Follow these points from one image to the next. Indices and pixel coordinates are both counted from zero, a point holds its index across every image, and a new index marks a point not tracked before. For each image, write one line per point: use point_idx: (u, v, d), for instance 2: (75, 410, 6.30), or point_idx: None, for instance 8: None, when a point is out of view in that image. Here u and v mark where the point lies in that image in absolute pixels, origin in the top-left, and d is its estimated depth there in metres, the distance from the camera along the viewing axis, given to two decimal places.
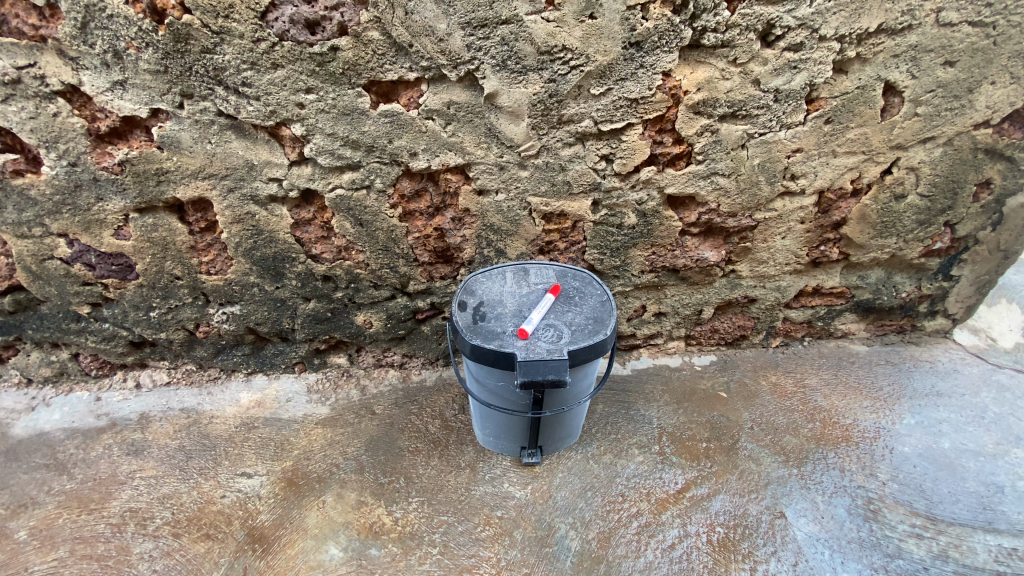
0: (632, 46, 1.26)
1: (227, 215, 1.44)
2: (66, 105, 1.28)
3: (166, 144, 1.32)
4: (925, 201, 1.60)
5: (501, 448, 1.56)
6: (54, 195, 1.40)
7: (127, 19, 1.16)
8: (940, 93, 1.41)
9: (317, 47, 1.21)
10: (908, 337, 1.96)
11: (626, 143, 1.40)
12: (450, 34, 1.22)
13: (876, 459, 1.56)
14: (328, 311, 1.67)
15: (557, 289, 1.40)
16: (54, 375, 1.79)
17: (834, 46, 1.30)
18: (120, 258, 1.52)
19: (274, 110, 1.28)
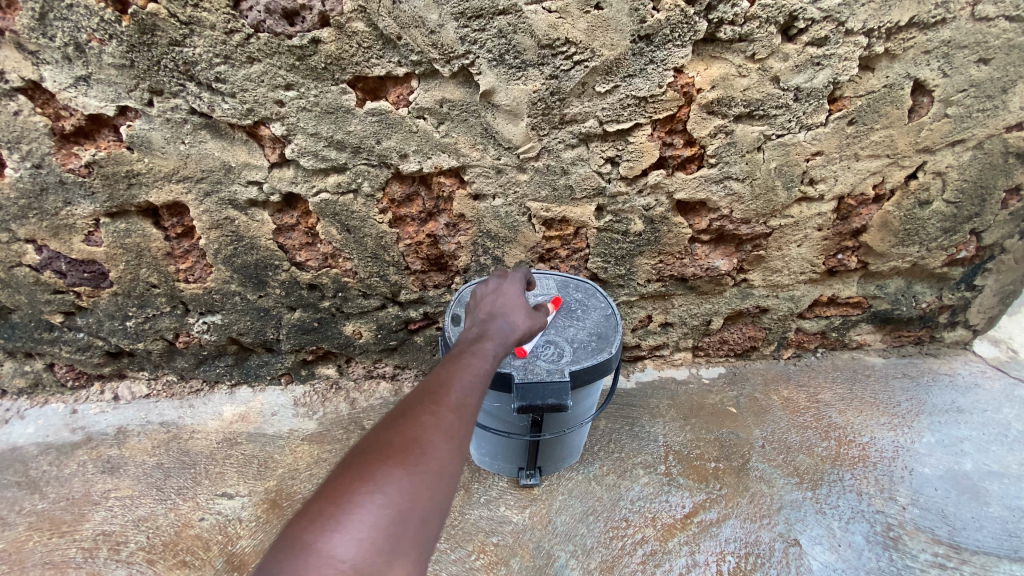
0: (642, 39, 1.16)
1: (205, 220, 1.34)
2: (28, 103, 1.18)
3: (136, 145, 1.22)
4: (952, 207, 1.50)
5: (498, 468, 1.48)
6: (19, 198, 1.30)
7: (88, 9, 1.06)
8: (973, 92, 1.31)
9: (297, 39, 1.10)
10: (926, 348, 1.86)
11: (633, 145, 1.30)
12: (443, 25, 1.12)
13: (894, 481, 1.47)
14: (314, 321, 1.57)
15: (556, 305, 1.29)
16: (28, 386, 1.70)
17: (862, 41, 1.19)
18: (92, 265, 1.43)
19: (252, 108, 1.18)
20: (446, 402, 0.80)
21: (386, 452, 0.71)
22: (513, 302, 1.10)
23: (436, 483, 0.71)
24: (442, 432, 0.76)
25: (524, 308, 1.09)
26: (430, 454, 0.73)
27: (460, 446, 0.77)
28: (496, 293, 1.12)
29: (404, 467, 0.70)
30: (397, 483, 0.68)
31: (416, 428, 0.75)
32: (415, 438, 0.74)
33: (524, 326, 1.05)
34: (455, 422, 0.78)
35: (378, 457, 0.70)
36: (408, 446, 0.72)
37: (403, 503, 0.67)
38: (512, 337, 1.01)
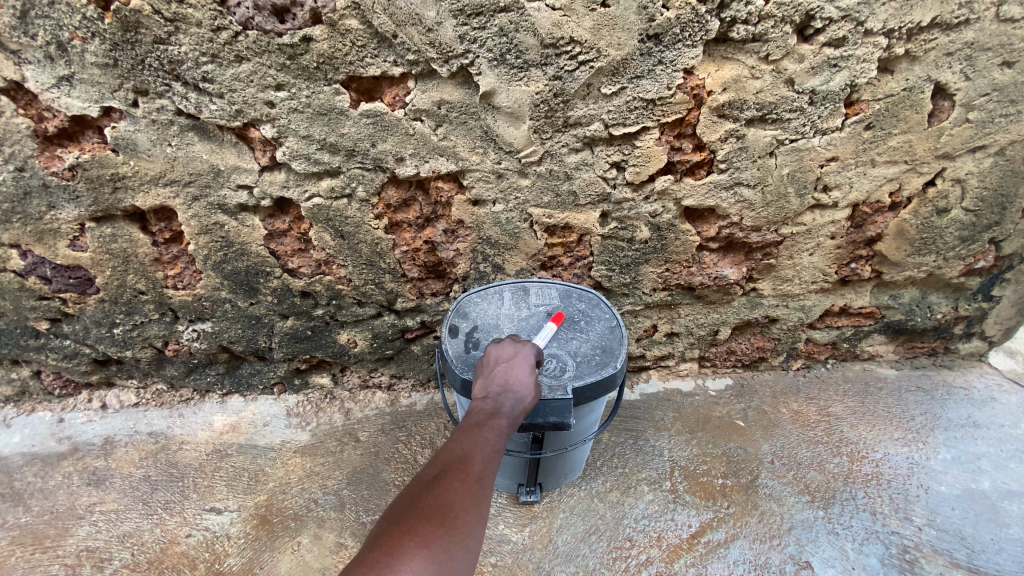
0: (650, 39, 1.10)
1: (193, 225, 1.29)
2: (10, 104, 1.13)
3: (121, 147, 1.17)
4: (971, 215, 1.44)
5: (497, 484, 1.42)
6: (1, 202, 1.25)
7: (70, 5, 1.01)
8: (996, 96, 1.25)
9: (288, 37, 1.05)
10: (940, 360, 1.80)
11: (640, 149, 1.25)
12: (441, 23, 1.06)
13: (909, 500, 1.41)
14: (308, 329, 1.52)
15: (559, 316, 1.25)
16: (14, 394, 1.65)
17: (882, 41, 1.14)
18: (78, 271, 1.38)
19: (241, 109, 1.13)
20: (474, 471, 0.81)
21: (428, 524, 0.72)
22: (523, 373, 1.00)
23: (470, 555, 0.73)
24: (474, 504, 0.77)
25: (533, 377, 0.99)
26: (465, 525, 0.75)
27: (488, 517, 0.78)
28: (508, 364, 1.02)
29: (444, 542, 0.72)
30: (438, 557, 0.70)
31: (452, 500, 0.76)
32: (450, 510, 0.75)
33: (535, 400, 0.96)
34: (484, 491, 0.80)
35: (421, 528, 0.72)
36: (445, 519, 0.74)
37: (444, 575, 0.69)
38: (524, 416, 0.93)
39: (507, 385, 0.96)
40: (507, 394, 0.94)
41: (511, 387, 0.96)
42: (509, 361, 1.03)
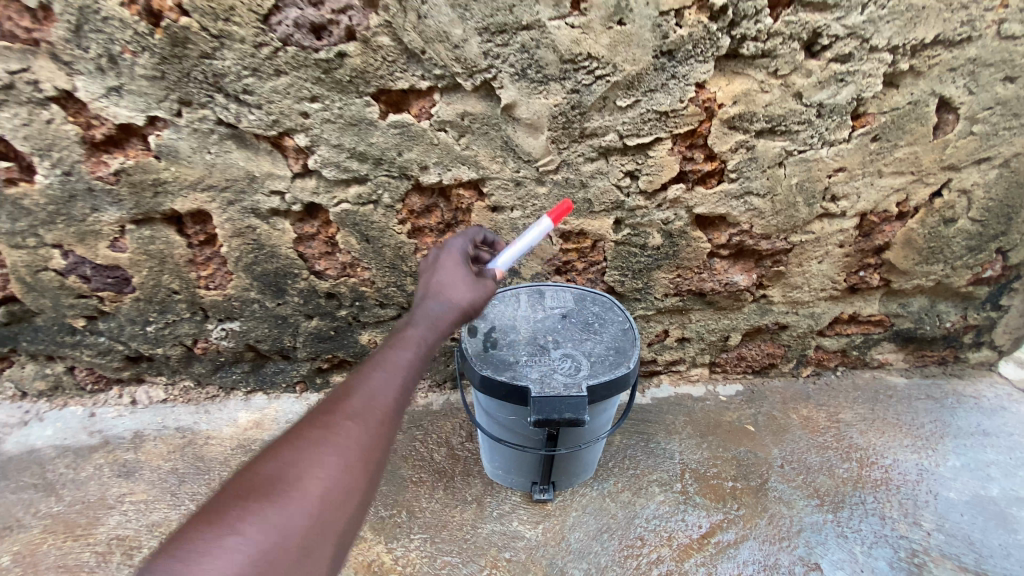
0: (664, 54, 1.16)
1: (227, 228, 1.36)
2: (61, 112, 1.21)
3: (163, 154, 1.25)
4: (977, 225, 1.47)
5: (511, 482, 1.46)
6: (48, 205, 1.33)
7: (124, 22, 1.09)
8: (1000, 110, 1.29)
9: (324, 52, 1.12)
10: (950, 368, 1.81)
11: (653, 159, 1.31)
12: (466, 40, 1.13)
13: (918, 505, 1.42)
14: (331, 329, 1.59)
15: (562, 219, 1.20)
16: (48, 388, 1.73)
17: (887, 57, 1.19)
18: (116, 270, 1.45)
19: (278, 119, 1.20)
20: (348, 412, 0.75)
21: (271, 476, 0.67)
22: (447, 275, 0.98)
23: (325, 505, 0.67)
24: (340, 448, 0.71)
25: (460, 277, 0.98)
26: (323, 471, 0.69)
27: (360, 463, 0.72)
28: (435, 269, 1.01)
29: (288, 493, 0.66)
30: (278, 511, 0.64)
31: (308, 446, 0.70)
32: (303, 458, 0.69)
33: (461, 299, 0.94)
34: (358, 433, 0.74)
35: (261, 481, 0.66)
36: (289, 470, 0.68)
37: (282, 529, 0.63)
38: (448, 317, 0.91)
39: (432, 291, 0.96)
40: (434, 297, 0.94)
41: (439, 291, 0.95)
42: (438, 262, 1.03)
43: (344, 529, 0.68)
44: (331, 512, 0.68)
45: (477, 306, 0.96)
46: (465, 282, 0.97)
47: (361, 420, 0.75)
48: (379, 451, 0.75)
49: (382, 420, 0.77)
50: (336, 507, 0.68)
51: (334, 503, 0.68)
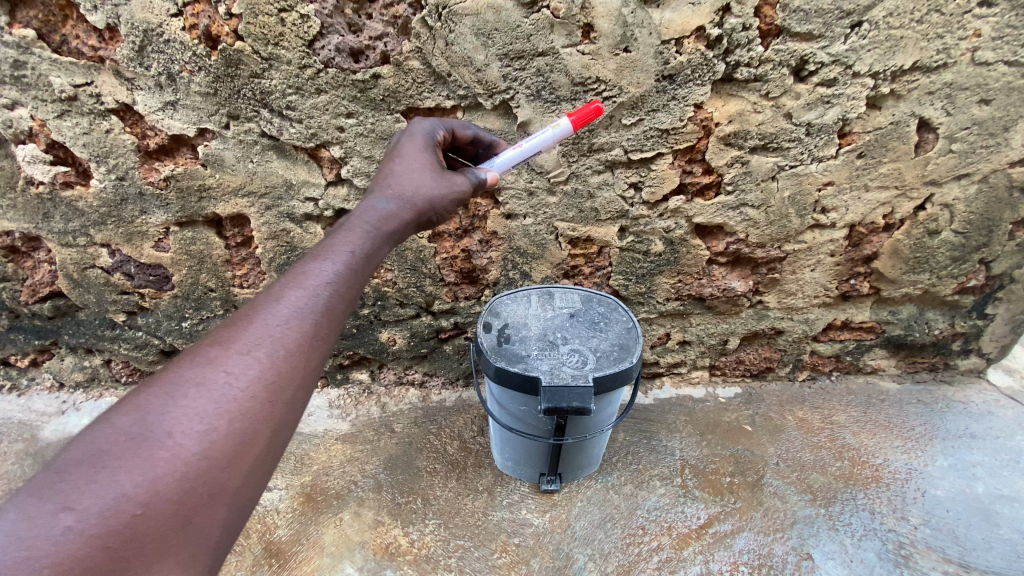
0: (666, 78, 1.28)
1: (263, 231, 1.49)
2: (119, 123, 1.34)
3: (210, 162, 1.38)
4: (960, 237, 1.57)
5: (520, 473, 1.55)
6: (101, 207, 1.46)
7: (183, 45, 1.22)
8: (976, 130, 1.40)
9: (361, 74, 1.26)
10: (941, 375, 1.88)
11: (655, 172, 1.42)
12: (488, 64, 1.26)
13: (907, 502, 1.49)
14: (353, 327, 1.72)
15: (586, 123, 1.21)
16: (85, 380, 1.84)
17: (869, 82, 1.30)
18: (158, 269, 1.57)
19: (316, 133, 1.33)
20: (235, 349, 0.77)
21: (132, 429, 0.68)
22: (400, 167, 1.05)
23: (206, 448, 0.69)
24: (224, 386, 0.73)
25: (410, 168, 1.04)
26: (199, 417, 0.70)
27: (245, 398, 0.73)
28: (398, 157, 1.07)
29: (153, 450, 0.67)
30: (139, 467, 0.65)
31: (186, 388, 0.72)
32: (168, 410, 0.70)
33: (406, 190, 1.00)
34: (243, 372, 0.75)
35: (121, 439, 0.67)
36: (163, 417, 0.69)
37: (153, 476, 0.65)
38: (387, 209, 0.98)
39: (383, 185, 1.02)
40: (379, 193, 1.01)
41: (388, 187, 1.01)
42: (400, 149, 1.10)
43: (238, 480, 0.71)
44: (215, 461, 0.69)
45: (430, 201, 1.02)
46: (432, 172, 1.04)
47: (246, 360, 0.76)
48: (276, 389, 0.76)
49: (272, 358, 0.77)
50: (219, 452, 0.69)
51: (215, 450, 0.69)
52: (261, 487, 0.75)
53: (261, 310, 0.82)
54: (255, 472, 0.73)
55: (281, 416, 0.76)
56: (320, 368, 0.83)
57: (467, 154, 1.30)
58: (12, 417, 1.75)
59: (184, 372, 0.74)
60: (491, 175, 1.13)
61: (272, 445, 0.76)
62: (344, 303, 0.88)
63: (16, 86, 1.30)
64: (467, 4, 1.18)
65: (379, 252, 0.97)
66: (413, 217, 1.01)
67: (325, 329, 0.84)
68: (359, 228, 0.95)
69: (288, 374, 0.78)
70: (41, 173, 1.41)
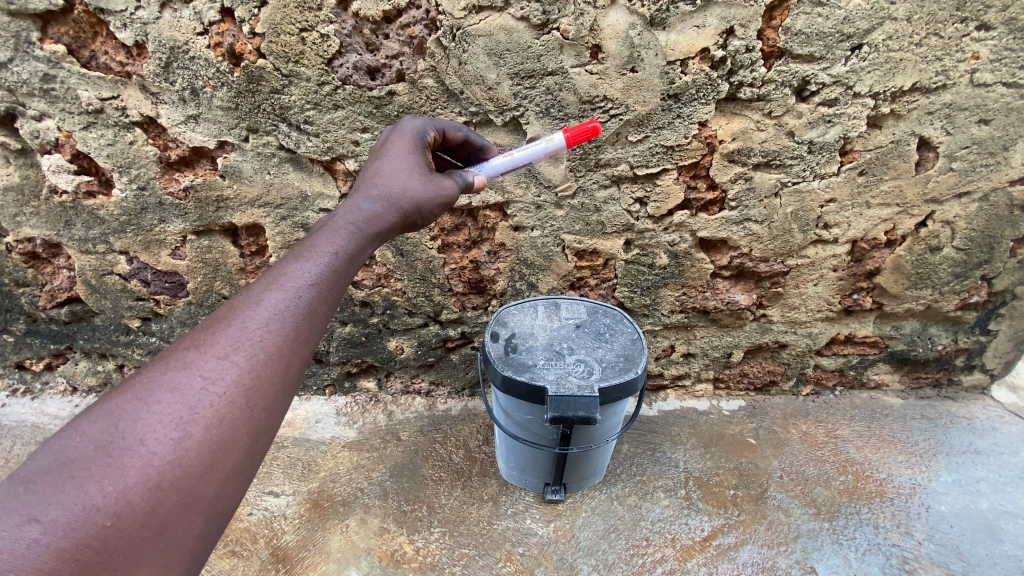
0: (671, 97, 1.32)
1: (278, 240, 1.53)
2: (142, 135, 1.39)
3: (229, 174, 1.43)
4: (961, 254, 1.59)
5: (525, 483, 1.56)
6: (121, 215, 1.50)
7: (208, 61, 1.27)
8: (975, 149, 1.43)
9: (377, 91, 1.31)
10: (944, 391, 1.89)
11: (660, 187, 1.45)
12: (499, 83, 1.30)
13: (911, 517, 1.48)
14: (362, 335, 1.75)
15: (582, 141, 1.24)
16: (98, 384, 1.87)
17: (869, 102, 1.33)
18: (174, 276, 1.61)
19: (332, 146, 1.38)
20: (210, 353, 0.78)
21: (104, 437, 0.69)
22: (386, 166, 1.07)
23: (180, 454, 0.70)
24: (198, 392, 0.75)
25: (396, 168, 1.07)
26: (174, 424, 0.72)
27: (220, 403, 0.75)
28: (385, 156, 1.10)
29: (124, 458, 0.68)
30: (111, 476, 0.67)
31: (159, 395, 0.73)
32: (140, 417, 0.71)
33: (391, 191, 1.04)
34: (220, 377, 0.76)
35: (92, 447, 0.69)
36: (135, 425, 0.71)
37: (126, 483, 0.67)
38: (372, 209, 1.01)
39: (368, 185, 1.04)
40: (365, 192, 1.03)
41: (375, 187, 1.04)
42: (388, 148, 1.12)
43: (212, 488, 0.72)
44: (189, 469, 0.70)
45: (417, 202, 1.06)
46: (420, 173, 1.08)
47: (222, 364, 0.77)
48: (254, 394, 0.78)
49: (249, 362, 0.79)
50: (193, 459, 0.71)
51: (189, 457, 0.71)
52: (239, 494, 0.76)
53: (239, 313, 0.83)
54: (232, 478, 0.75)
55: (258, 421, 0.78)
56: (300, 371, 0.85)
57: (460, 155, 1.32)
58: (26, 420, 1.78)
59: (159, 377, 0.76)
60: (477, 178, 1.16)
61: (251, 449, 0.77)
62: (324, 305, 0.89)
63: (44, 98, 1.35)
64: (480, 26, 1.24)
65: (362, 253, 0.99)
66: (399, 218, 1.04)
67: (305, 333, 0.86)
68: (342, 229, 0.97)
69: (266, 379, 0.80)
70: (65, 182, 1.46)
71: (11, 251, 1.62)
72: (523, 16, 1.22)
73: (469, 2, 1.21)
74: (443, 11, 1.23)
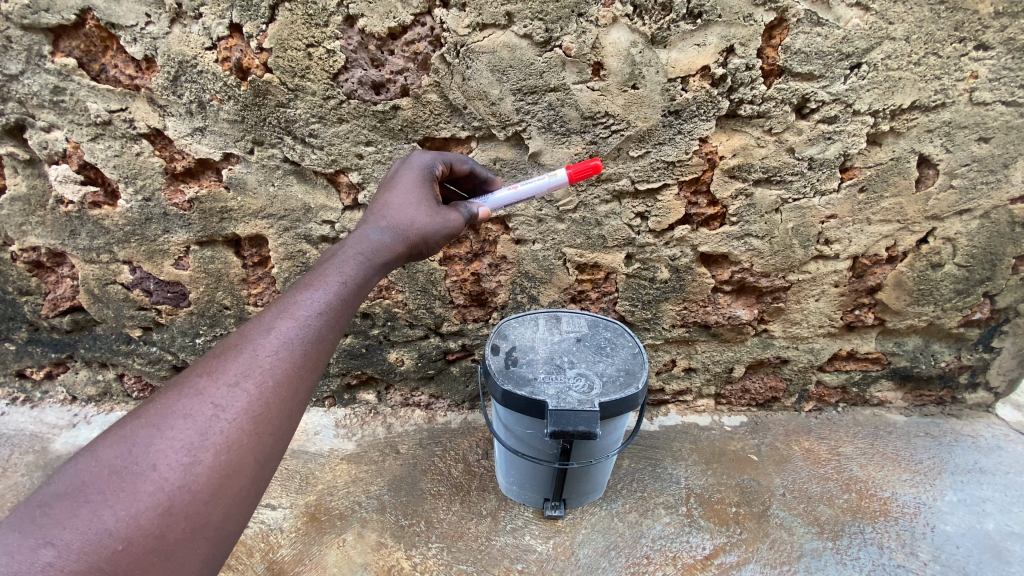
0: (671, 114, 1.33)
1: (280, 251, 1.54)
2: (149, 146, 1.40)
3: (233, 186, 1.44)
4: (963, 270, 1.59)
5: (524, 498, 1.54)
6: (126, 225, 1.52)
7: (215, 75, 1.30)
8: (975, 167, 1.43)
9: (381, 105, 1.33)
10: (948, 408, 1.87)
11: (661, 203, 1.46)
12: (502, 98, 1.32)
13: (916, 537, 1.46)
14: (363, 347, 1.75)
15: (584, 177, 1.26)
16: (97, 394, 1.87)
17: (869, 120, 1.35)
18: (176, 286, 1.62)
19: (336, 159, 1.40)
20: (220, 380, 0.79)
21: (118, 462, 0.70)
22: (394, 198, 1.10)
23: (190, 480, 0.71)
24: (209, 419, 0.76)
25: (404, 200, 1.10)
26: (185, 450, 0.73)
27: (230, 430, 0.76)
28: (394, 189, 1.13)
29: (136, 483, 0.69)
30: (123, 501, 0.67)
31: (170, 422, 0.75)
32: (153, 443, 0.72)
33: (399, 223, 1.06)
34: (230, 404, 0.77)
35: (106, 471, 0.70)
36: (147, 451, 0.72)
37: (137, 510, 0.68)
38: (381, 240, 1.03)
39: (377, 216, 1.07)
40: (373, 223, 1.06)
41: (383, 219, 1.06)
42: (396, 180, 1.15)
43: (219, 514, 0.73)
44: (197, 494, 0.71)
45: (424, 234, 1.08)
46: (427, 207, 1.10)
47: (233, 391, 0.78)
48: (262, 421, 0.79)
49: (258, 390, 0.80)
50: (201, 485, 0.72)
51: (199, 483, 0.72)
52: (243, 519, 0.77)
53: (250, 341, 0.84)
54: (237, 505, 0.75)
55: (265, 448, 0.79)
56: (306, 398, 0.86)
57: (465, 186, 1.35)
58: (24, 429, 1.77)
59: (171, 404, 0.77)
60: (481, 210, 1.22)
61: (257, 475, 0.78)
62: (331, 333, 0.90)
63: (53, 110, 1.37)
64: (484, 43, 1.26)
65: (369, 282, 1.00)
66: (405, 249, 1.06)
67: (315, 360, 0.87)
68: (351, 259, 0.98)
69: (274, 407, 0.80)
70: (71, 192, 1.48)
71: (15, 259, 1.63)
72: (526, 33, 1.24)
73: (473, 19, 1.23)
74: (448, 28, 1.25)
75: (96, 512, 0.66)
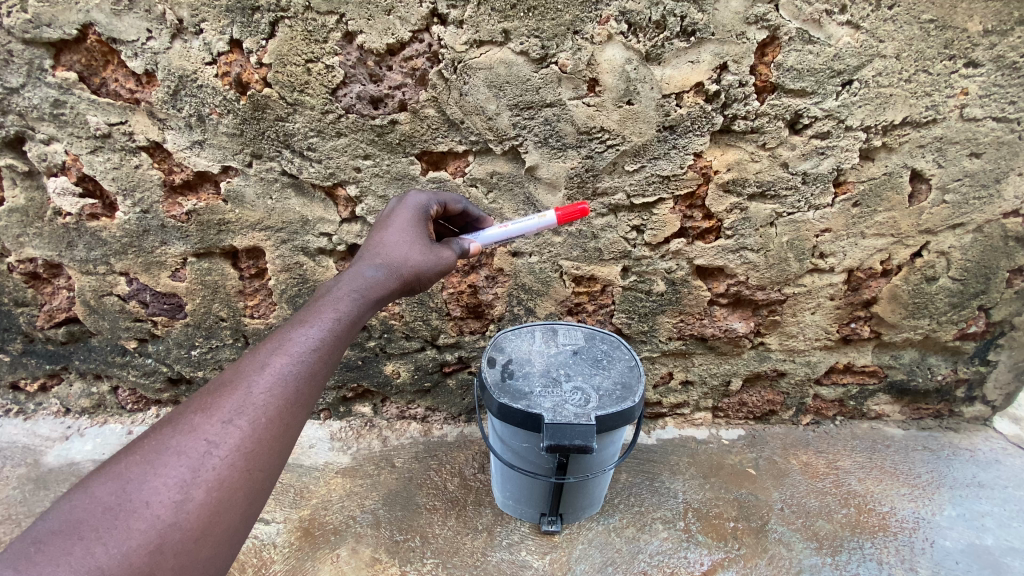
0: (666, 129, 1.35)
1: (278, 263, 1.54)
2: (148, 159, 1.41)
3: (231, 198, 1.45)
4: (958, 284, 1.60)
5: (521, 513, 1.53)
6: (123, 237, 1.52)
7: (215, 90, 1.31)
8: (968, 182, 1.45)
9: (379, 120, 1.34)
10: (946, 422, 1.86)
11: (657, 216, 1.47)
12: (499, 113, 1.33)
13: (916, 553, 1.45)
14: (359, 359, 1.75)
15: (572, 218, 1.29)
16: (91, 406, 1.85)
17: (861, 135, 1.36)
18: (173, 298, 1.62)
19: (333, 172, 1.41)
20: (214, 418, 0.79)
21: (112, 499, 0.70)
22: (389, 236, 1.11)
23: (180, 520, 0.71)
24: (201, 459, 0.75)
25: (399, 237, 1.10)
26: (178, 487, 0.72)
27: (222, 470, 0.75)
28: (390, 227, 1.14)
29: (129, 520, 0.69)
30: (115, 539, 0.67)
31: (166, 459, 0.74)
32: (147, 480, 0.72)
33: (394, 260, 1.07)
34: (223, 441, 0.77)
35: (101, 508, 0.70)
36: (140, 488, 0.71)
37: (128, 549, 0.67)
38: (377, 278, 1.03)
39: (373, 254, 1.08)
40: (369, 261, 1.06)
41: (377, 256, 1.07)
42: (393, 218, 1.16)
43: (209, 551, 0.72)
44: (188, 532, 0.71)
45: (418, 271, 1.08)
46: (421, 245, 1.11)
47: (227, 428, 0.78)
48: (254, 457, 0.78)
49: (251, 426, 0.79)
50: (192, 523, 0.71)
51: (189, 521, 0.71)
52: (231, 557, 0.76)
53: (245, 377, 0.84)
54: (226, 542, 0.74)
55: (255, 485, 0.78)
56: (298, 433, 0.85)
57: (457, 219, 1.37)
58: (17, 442, 1.76)
59: (166, 440, 0.77)
60: (474, 243, 1.21)
61: (247, 512, 0.77)
62: (325, 368, 0.90)
63: (53, 123, 1.38)
64: (481, 59, 1.27)
65: (363, 317, 1.00)
66: (399, 285, 1.07)
67: (308, 397, 0.87)
68: (346, 295, 0.99)
69: (266, 443, 0.80)
70: (70, 205, 1.48)
71: (12, 270, 1.63)
72: (523, 50, 1.26)
73: (470, 36, 1.25)
74: (445, 44, 1.27)
75: (90, 550, 0.66)
